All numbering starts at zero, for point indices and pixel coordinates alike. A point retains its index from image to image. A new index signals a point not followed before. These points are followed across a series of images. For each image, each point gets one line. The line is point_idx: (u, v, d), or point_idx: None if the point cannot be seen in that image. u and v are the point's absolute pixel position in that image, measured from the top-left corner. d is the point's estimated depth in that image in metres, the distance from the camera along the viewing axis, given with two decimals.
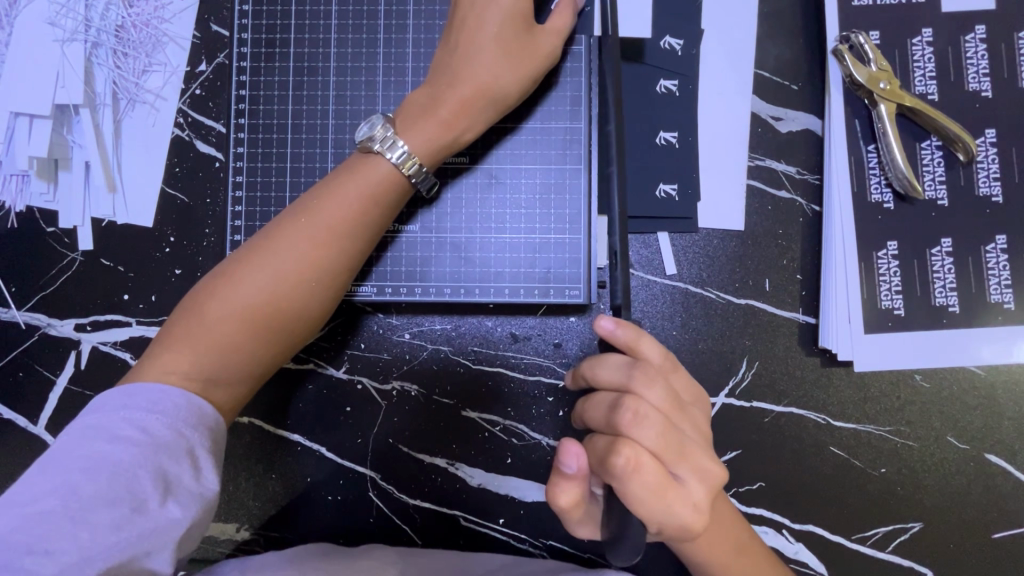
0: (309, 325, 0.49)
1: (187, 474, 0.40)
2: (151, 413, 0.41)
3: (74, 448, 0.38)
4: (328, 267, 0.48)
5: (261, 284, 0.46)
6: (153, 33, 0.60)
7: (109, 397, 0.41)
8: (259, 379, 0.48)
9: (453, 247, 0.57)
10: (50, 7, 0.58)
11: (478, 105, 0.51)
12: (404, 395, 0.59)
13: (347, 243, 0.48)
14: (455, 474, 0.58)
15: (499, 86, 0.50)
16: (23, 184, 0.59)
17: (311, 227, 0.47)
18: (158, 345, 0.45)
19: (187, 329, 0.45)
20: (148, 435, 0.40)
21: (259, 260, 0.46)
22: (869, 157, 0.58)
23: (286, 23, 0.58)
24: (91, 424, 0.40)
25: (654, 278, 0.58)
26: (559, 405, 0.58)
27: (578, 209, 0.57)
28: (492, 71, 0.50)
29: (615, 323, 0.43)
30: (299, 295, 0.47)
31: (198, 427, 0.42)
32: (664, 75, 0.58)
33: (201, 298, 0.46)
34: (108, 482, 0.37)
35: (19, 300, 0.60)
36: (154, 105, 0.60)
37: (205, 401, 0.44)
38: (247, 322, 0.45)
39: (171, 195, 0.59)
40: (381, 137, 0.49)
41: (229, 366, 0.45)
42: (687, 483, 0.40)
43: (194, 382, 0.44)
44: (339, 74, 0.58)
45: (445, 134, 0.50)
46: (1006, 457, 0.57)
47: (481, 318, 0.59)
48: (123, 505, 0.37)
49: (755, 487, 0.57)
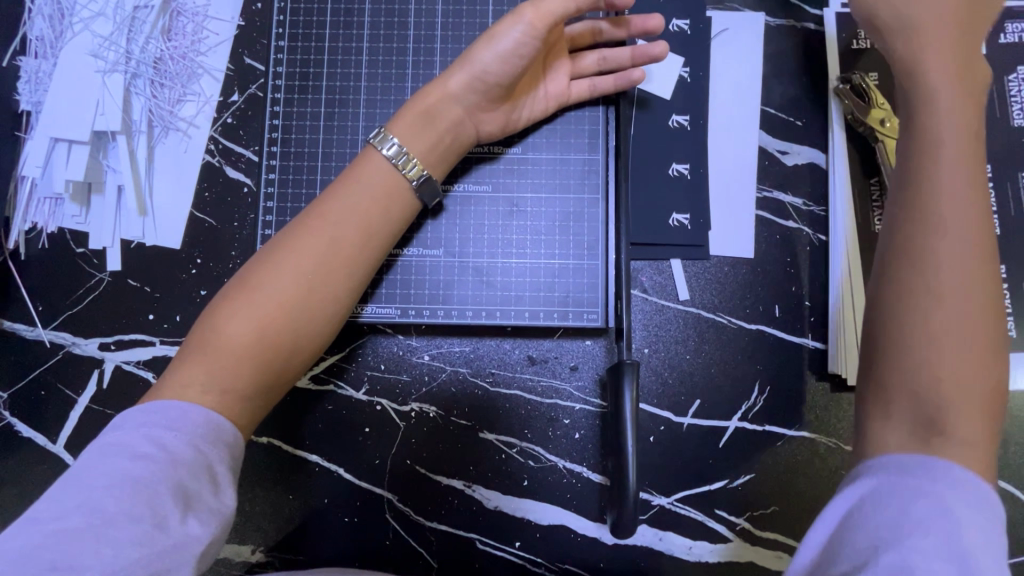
0: (322, 324, 0.48)
1: (207, 490, 0.41)
2: (170, 430, 0.41)
3: (97, 466, 0.39)
4: (331, 261, 0.48)
5: (269, 287, 0.46)
6: (189, 65, 0.62)
7: (131, 414, 0.42)
8: (273, 391, 0.47)
9: (474, 270, 0.59)
10: (94, 41, 0.61)
11: (443, 82, 0.53)
12: (422, 415, 0.59)
13: (350, 237, 0.49)
14: (471, 496, 0.59)
15: (467, 67, 0.53)
16: (56, 206, 0.61)
17: (317, 226, 0.49)
18: (177, 360, 0.45)
19: (203, 343, 0.45)
20: (167, 452, 0.40)
21: (266, 266, 0.47)
22: (873, 189, 0.60)
23: (320, 57, 0.61)
24: (111, 442, 0.41)
25: (667, 303, 0.60)
26: (576, 427, 0.59)
27: (595, 235, 0.59)
28: (472, 48, 0.53)
29: (621, 366, 0.52)
30: (305, 293, 0.47)
31: (216, 443, 0.42)
32: (676, 110, 0.61)
33: (214, 310, 0.47)
34: (129, 498, 0.37)
35: (45, 319, 0.61)
36: (187, 132, 0.62)
37: (221, 417, 0.44)
38: (258, 324, 0.46)
39: (199, 218, 0.61)
40: (374, 134, 0.52)
41: (241, 373, 0.45)
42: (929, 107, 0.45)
43: (212, 396, 0.44)
44: (368, 106, 0.61)
45: (416, 106, 0.53)
46: (1014, 482, 0.58)
47: (500, 341, 0.60)
48: (145, 521, 0.37)
49: (769, 511, 0.58)
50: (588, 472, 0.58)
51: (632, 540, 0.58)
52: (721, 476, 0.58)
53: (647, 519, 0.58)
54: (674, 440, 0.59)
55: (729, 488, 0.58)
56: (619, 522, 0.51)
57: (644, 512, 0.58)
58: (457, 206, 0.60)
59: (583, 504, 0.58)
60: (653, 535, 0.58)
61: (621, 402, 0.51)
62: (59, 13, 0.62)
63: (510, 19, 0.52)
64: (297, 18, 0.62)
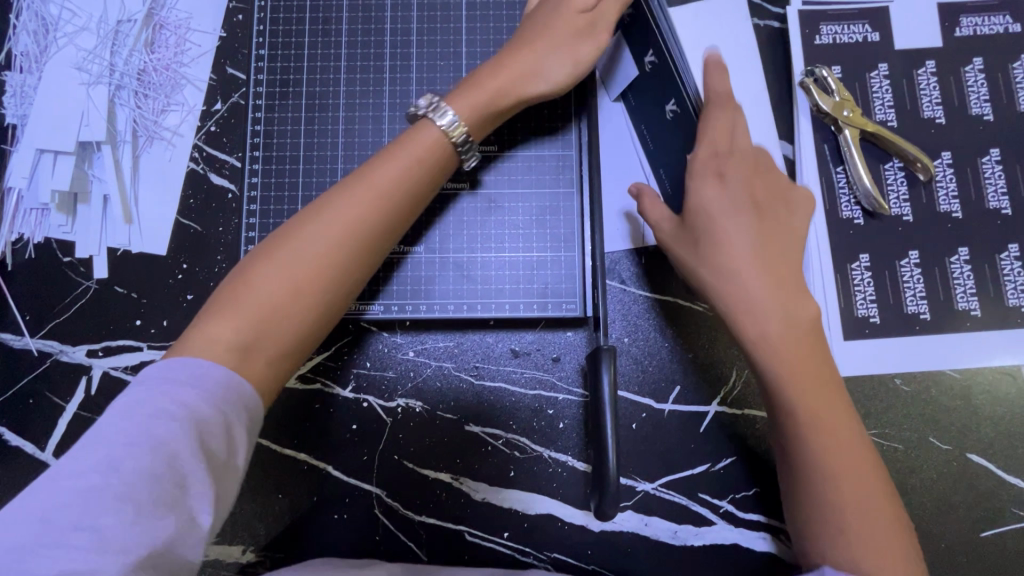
0: (354, 288, 0.48)
1: (225, 450, 0.40)
2: (190, 385, 0.40)
3: (121, 420, 0.38)
4: (373, 227, 0.48)
5: (308, 250, 0.45)
6: (173, 76, 0.64)
7: (151, 370, 0.40)
8: (298, 353, 0.46)
9: (455, 266, 0.61)
10: (78, 54, 0.63)
11: (529, 74, 0.54)
12: (409, 411, 0.60)
13: (397, 205, 0.49)
14: (459, 489, 0.60)
15: (550, 65, 0.54)
16: (42, 216, 0.62)
17: (363, 190, 0.48)
18: (198, 316, 0.43)
19: (232, 297, 0.44)
20: (187, 409, 0.39)
21: (305, 228, 0.46)
22: (838, 177, 0.63)
23: (299, 65, 0.63)
24: (129, 398, 0.39)
25: (645, 292, 0.62)
26: (559, 417, 0.60)
27: (572, 229, 0.61)
28: (552, 51, 0.54)
29: (597, 351, 0.53)
30: (343, 258, 0.46)
31: (236, 400, 0.41)
32: (668, 99, 0.53)
33: (246, 266, 0.45)
34: (151, 456, 0.37)
35: (33, 328, 0.62)
36: (171, 141, 0.63)
37: (241, 379, 0.42)
38: (294, 286, 0.45)
39: (185, 224, 0.63)
40: (432, 104, 0.52)
41: (270, 332, 0.44)
42: (765, 325, 0.49)
43: (235, 351, 0.42)
44: (348, 110, 0.63)
45: (489, 107, 0.53)
46: (987, 456, 0.60)
47: (483, 335, 0.61)
48: (164, 483, 0.37)
49: (751, 492, 0.59)
50: (573, 460, 0.59)
51: (618, 526, 0.59)
52: (703, 460, 0.59)
53: (632, 505, 0.59)
54: (656, 427, 0.60)
55: (711, 471, 0.59)
56: (603, 502, 0.51)
57: (629, 498, 0.59)
58: (438, 205, 0.61)
59: (569, 493, 0.59)
60: (638, 521, 0.59)
61: (601, 386, 0.52)
62: (43, 28, 0.63)
63: (588, 41, 0.54)
64: (276, 28, 0.64)
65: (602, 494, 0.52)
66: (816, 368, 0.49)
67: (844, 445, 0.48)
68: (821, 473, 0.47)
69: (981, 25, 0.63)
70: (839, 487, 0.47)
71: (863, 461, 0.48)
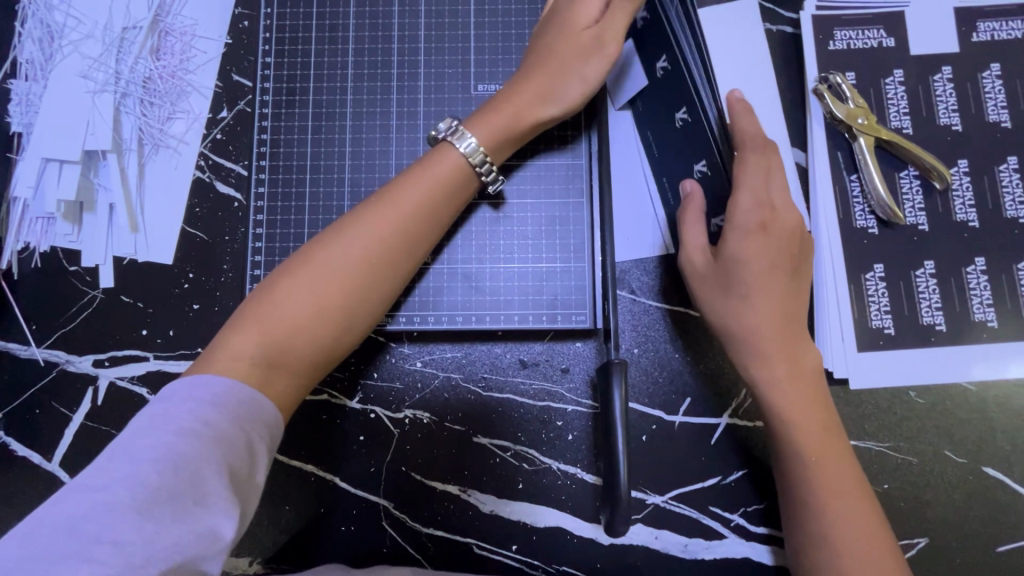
0: (374, 305, 0.50)
1: (246, 469, 0.41)
2: (215, 405, 0.41)
3: (144, 437, 0.39)
4: (394, 248, 0.50)
5: (331, 270, 0.48)
6: (179, 83, 0.63)
7: (178, 386, 0.42)
8: (320, 367, 0.49)
9: (464, 277, 0.60)
10: (83, 62, 0.62)
11: (535, 98, 0.54)
12: (416, 422, 0.60)
13: (416, 228, 0.51)
14: (467, 501, 0.59)
15: (556, 88, 0.54)
16: (48, 225, 0.62)
17: (386, 212, 0.50)
18: (227, 328, 0.46)
19: (259, 312, 0.46)
20: (212, 428, 0.40)
21: (329, 247, 0.49)
22: (853, 186, 0.62)
23: (306, 72, 0.63)
24: (154, 416, 0.40)
25: (656, 303, 0.61)
26: (569, 429, 0.59)
27: (581, 239, 0.60)
28: (559, 73, 0.54)
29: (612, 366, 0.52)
30: (365, 276, 0.49)
31: (258, 423, 0.43)
32: (680, 105, 0.52)
33: (272, 283, 0.48)
34: (174, 474, 0.37)
35: (40, 337, 0.61)
36: (177, 149, 0.63)
37: (263, 396, 0.44)
38: (315, 302, 0.47)
39: (191, 233, 0.62)
40: (451, 129, 0.53)
41: (293, 347, 0.46)
42: (777, 370, 0.52)
43: (259, 366, 0.45)
44: (355, 118, 0.62)
45: (502, 130, 0.54)
46: (1004, 469, 0.59)
47: (491, 345, 0.61)
48: (185, 499, 0.37)
49: (763, 506, 0.58)
50: (582, 473, 0.59)
51: (628, 540, 0.58)
52: (714, 473, 0.59)
53: (642, 518, 0.59)
54: (666, 439, 0.59)
55: (723, 484, 0.59)
56: (614, 517, 0.51)
57: (639, 511, 0.59)
58: None
59: (578, 506, 0.59)
60: (648, 534, 0.58)
61: (611, 402, 0.52)
62: (48, 35, 0.63)
63: (598, 59, 0.53)
64: (282, 35, 0.63)
65: (612, 508, 0.51)
66: (818, 410, 0.52)
67: (841, 479, 0.50)
68: (802, 482, 0.51)
69: (999, 29, 0.62)
70: (818, 499, 0.50)
71: (856, 495, 0.50)
